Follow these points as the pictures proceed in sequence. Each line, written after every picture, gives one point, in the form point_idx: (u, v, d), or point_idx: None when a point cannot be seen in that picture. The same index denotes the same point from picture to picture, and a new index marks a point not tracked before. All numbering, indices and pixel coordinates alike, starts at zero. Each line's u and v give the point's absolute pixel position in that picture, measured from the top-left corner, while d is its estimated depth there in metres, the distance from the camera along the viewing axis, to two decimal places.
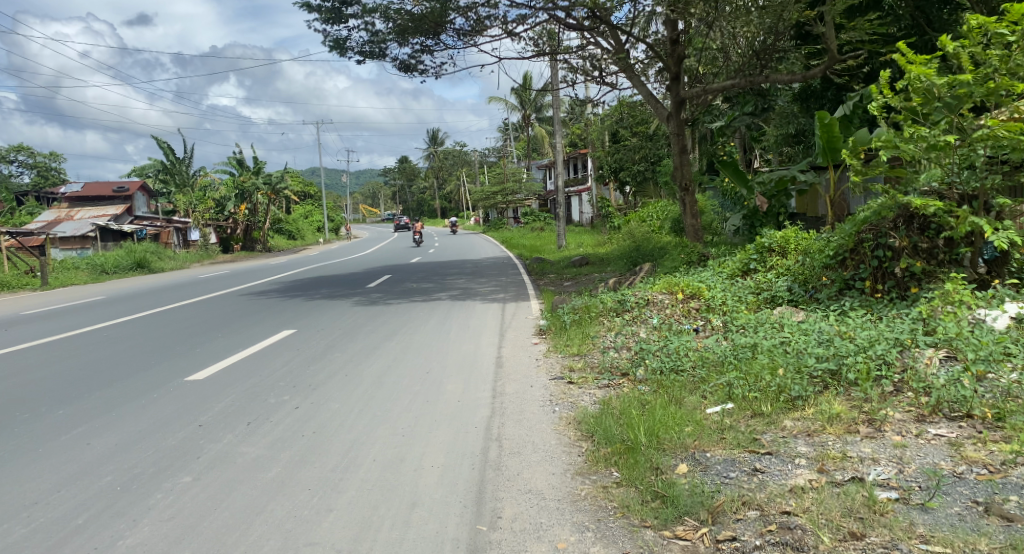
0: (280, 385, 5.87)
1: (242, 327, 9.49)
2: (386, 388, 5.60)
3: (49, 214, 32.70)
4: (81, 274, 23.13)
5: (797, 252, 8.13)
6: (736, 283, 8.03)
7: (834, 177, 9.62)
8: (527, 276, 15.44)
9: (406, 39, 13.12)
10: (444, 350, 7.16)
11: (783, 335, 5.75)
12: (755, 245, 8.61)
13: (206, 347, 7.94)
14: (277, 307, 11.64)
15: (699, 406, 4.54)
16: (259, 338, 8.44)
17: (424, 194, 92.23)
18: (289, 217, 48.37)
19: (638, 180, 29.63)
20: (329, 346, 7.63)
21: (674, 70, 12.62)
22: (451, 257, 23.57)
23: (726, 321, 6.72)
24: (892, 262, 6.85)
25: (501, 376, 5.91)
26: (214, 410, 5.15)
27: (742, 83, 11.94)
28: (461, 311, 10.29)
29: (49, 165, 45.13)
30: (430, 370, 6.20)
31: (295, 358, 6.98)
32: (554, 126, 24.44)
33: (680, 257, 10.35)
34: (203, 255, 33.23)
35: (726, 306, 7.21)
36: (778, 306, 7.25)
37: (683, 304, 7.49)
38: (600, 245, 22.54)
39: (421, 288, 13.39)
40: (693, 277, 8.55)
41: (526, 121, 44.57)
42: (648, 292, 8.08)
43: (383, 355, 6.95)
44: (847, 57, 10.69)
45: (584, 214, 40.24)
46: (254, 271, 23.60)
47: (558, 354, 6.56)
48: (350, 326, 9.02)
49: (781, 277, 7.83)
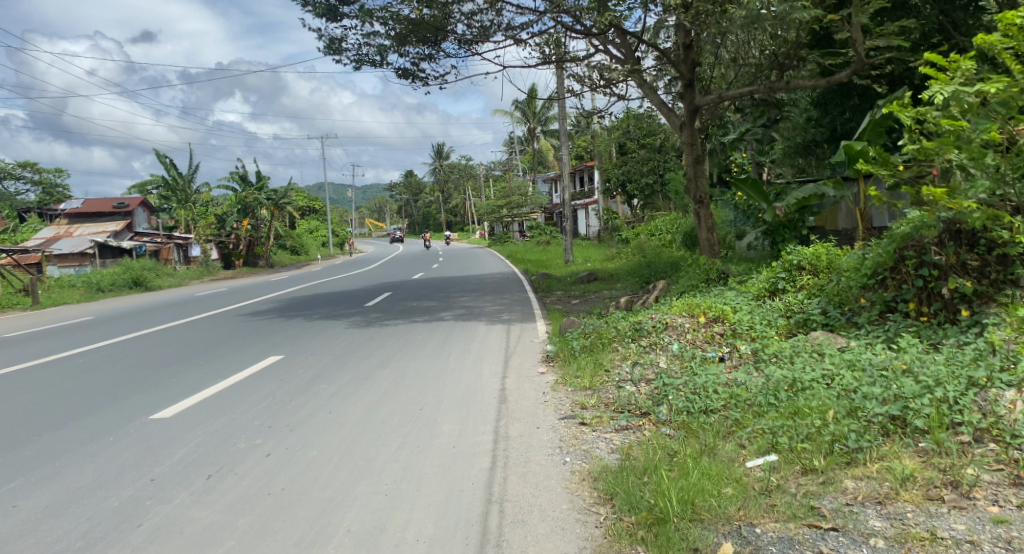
0: (254, 425, 5.20)
1: (228, 352, 8.84)
2: (372, 431, 4.92)
3: (49, 231, 32.35)
4: (76, 293, 22.62)
5: (828, 271, 7.44)
6: (763, 304, 7.35)
7: (863, 193, 8.88)
8: (534, 293, 14.78)
9: (405, 47, 12.60)
10: (442, 380, 6.48)
11: (826, 370, 5.05)
12: (782, 263, 7.92)
13: (183, 375, 7.29)
14: (270, 328, 11.01)
15: (737, 458, 3.84)
16: (244, 365, 7.80)
17: (430, 208, 91.98)
18: (293, 231, 47.98)
19: (646, 194, 29.13)
20: (317, 375, 6.96)
21: (688, 77, 12.00)
22: (455, 273, 22.97)
23: (757, 350, 6.04)
24: (938, 282, 6.13)
25: (504, 414, 5.21)
26: (174, 458, 4.50)
27: (761, 89, 11.25)
28: (463, 333, 9.60)
29: (55, 181, 45.05)
30: (425, 406, 5.52)
31: (277, 389, 6.33)
32: (560, 138, 23.24)
33: (697, 273, 9.65)
34: (204, 272, 32.76)
35: (754, 332, 6.55)
36: (811, 331, 6.55)
37: (706, 329, 6.85)
38: (608, 260, 21.87)
39: (423, 307, 12.74)
40: (715, 298, 7.86)
41: (532, 135, 44.21)
42: (666, 315, 7.40)
43: (374, 387, 6.28)
44: (872, 60, 9.91)
45: (591, 229, 39.67)
46: (255, 288, 23.06)
47: (567, 388, 5.86)
48: (343, 351, 8.36)
49: (814, 298, 7.13)
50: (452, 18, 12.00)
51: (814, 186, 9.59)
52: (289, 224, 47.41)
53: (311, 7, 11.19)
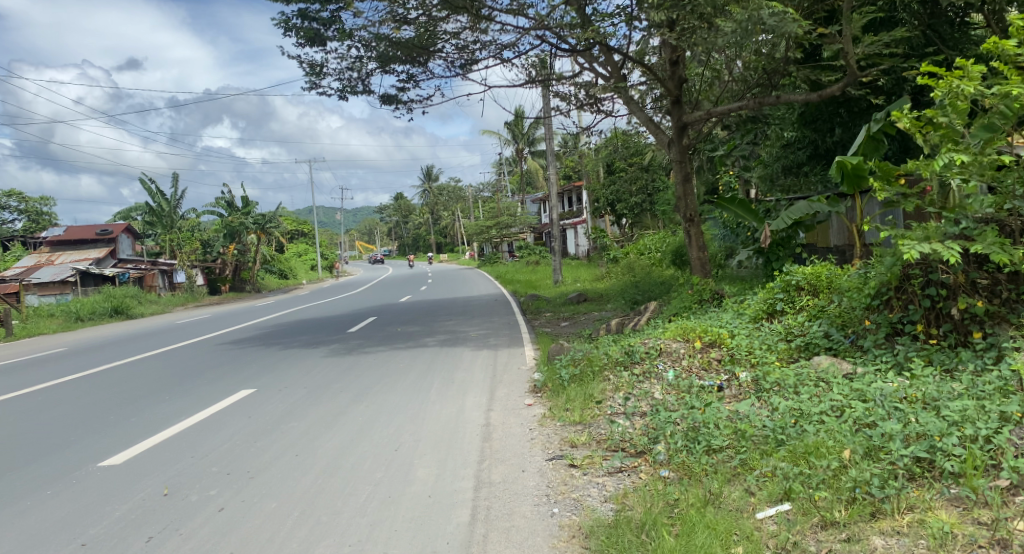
0: (211, 470, 4.74)
1: (198, 385, 8.34)
2: (340, 478, 4.46)
3: (29, 259, 31.66)
4: (53, 323, 21.99)
5: (828, 290, 7.04)
6: (762, 327, 6.94)
7: (859, 210, 8.49)
8: (522, 316, 14.35)
9: (389, 68, 12.27)
10: (422, 415, 6.01)
11: (835, 401, 4.65)
12: (780, 283, 7.52)
13: (145, 413, 6.80)
14: (246, 358, 10.49)
15: (745, 509, 3.44)
16: (212, 400, 7.30)
17: (420, 230, 91.71)
18: (280, 255, 47.41)
19: (635, 213, 28.96)
20: (288, 411, 6.47)
21: (675, 93, 11.72)
22: (443, 295, 22.54)
23: (759, 378, 5.62)
24: (947, 302, 5.74)
25: (486, 455, 4.75)
26: (113, 518, 4.04)
27: (750, 104, 10.96)
28: (447, 360, 9.15)
29: (40, 209, 44.49)
30: (400, 447, 5.05)
31: (242, 427, 5.84)
32: (548, 159, 23.02)
33: (689, 293, 9.24)
34: (188, 298, 32.16)
35: (753, 357, 6.15)
36: (814, 355, 6.13)
37: (702, 354, 6.45)
38: (598, 279, 21.50)
39: (407, 333, 12.28)
40: (710, 321, 7.45)
41: (520, 155, 44.09)
42: (659, 339, 6.98)
43: (348, 424, 5.81)
44: (866, 74, 9.61)
45: (581, 248, 39.49)
46: (238, 313, 22.51)
47: (554, 423, 5.41)
48: (320, 384, 7.86)
49: (815, 319, 6.72)
50: (437, 38, 11.70)
51: (807, 204, 9.11)
52: (276, 247, 46.84)
53: (293, 31, 10.85)
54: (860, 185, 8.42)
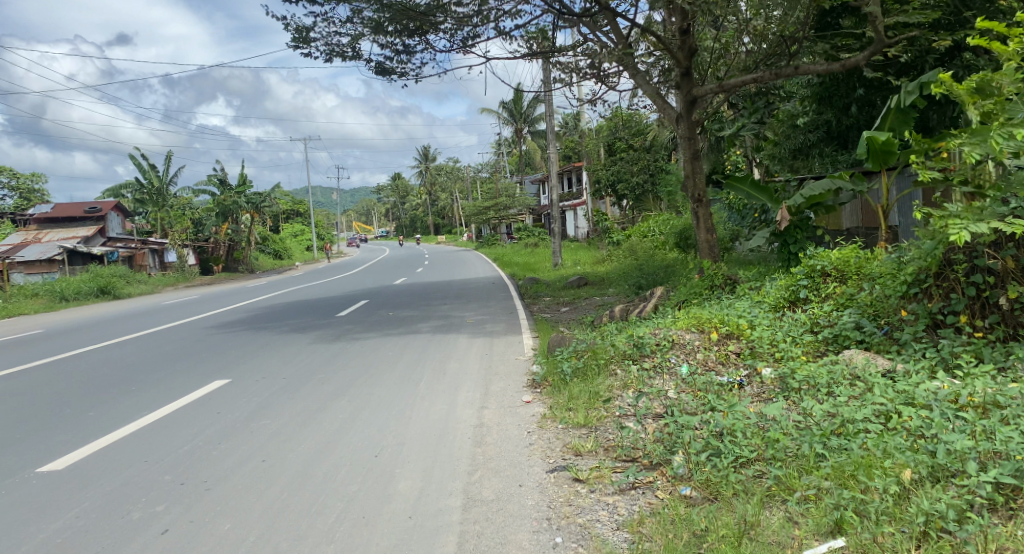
0: (164, 480, 4.14)
1: (170, 374, 7.72)
2: (309, 493, 3.88)
3: (16, 236, 30.90)
4: (37, 303, 21.31)
5: (857, 277, 6.39)
6: (784, 317, 6.29)
7: (886, 187, 7.91)
8: (520, 300, 13.75)
9: (380, 35, 11.50)
10: (407, 413, 5.44)
11: (878, 406, 4.08)
12: (803, 268, 6.83)
13: (106, 406, 6.19)
14: (227, 343, 9.87)
15: (789, 545, 2.86)
16: (183, 391, 6.71)
17: (417, 210, 90.64)
18: (275, 236, 46.73)
19: (636, 195, 28.32)
20: (261, 406, 5.88)
21: (685, 64, 11.03)
22: (438, 278, 21.93)
23: (785, 375, 5.05)
24: (994, 291, 5.11)
25: (479, 464, 4.17)
26: (38, 540, 3.44)
27: (766, 75, 10.24)
28: (440, 348, 8.54)
29: (32, 186, 43.65)
30: (381, 453, 4.48)
31: (207, 427, 5.26)
32: (547, 138, 22.18)
33: (700, 279, 8.62)
34: (179, 278, 31.48)
35: (777, 351, 5.59)
36: (844, 349, 5.51)
37: (719, 347, 5.88)
38: (598, 263, 20.81)
39: (400, 317, 11.66)
40: (725, 310, 6.80)
41: (519, 135, 43.40)
42: (670, 330, 6.35)
43: (326, 424, 5.24)
44: (893, 42, 8.83)
45: (581, 231, 38.95)
46: (228, 294, 21.90)
47: (556, 425, 4.81)
48: (301, 374, 7.28)
49: (843, 309, 6.06)
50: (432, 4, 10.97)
51: (828, 179, 8.34)
52: (269, 226, 45.94)
53: None
54: (886, 161, 7.79)
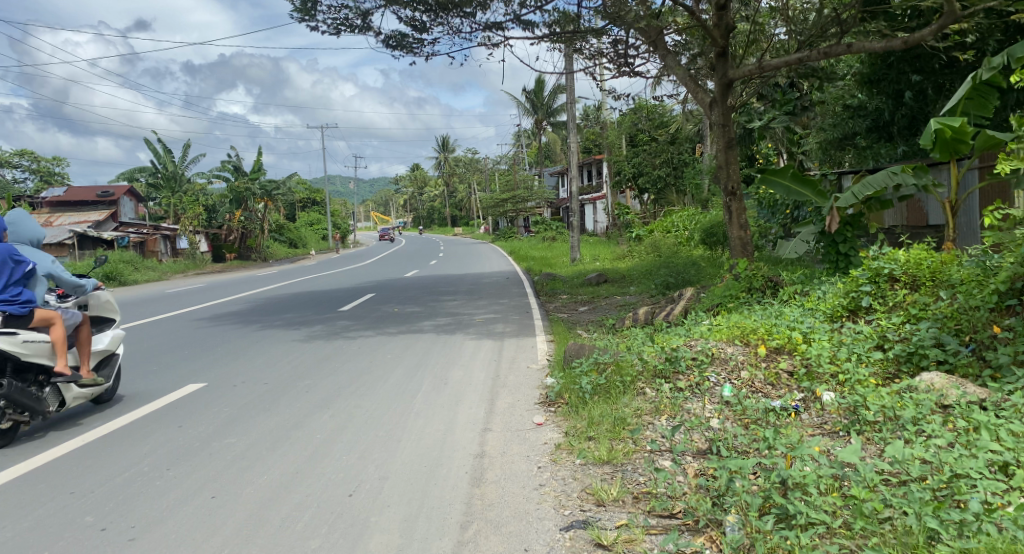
0: (81, 526, 3.35)
1: (144, 373, 6.97)
2: (253, 550, 3.06)
3: (29, 219, 30.54)
4: (41, 288, 20.81)
5: (932, 284, 5.35)
6: (843, 329, 5.28)
7: (955, 181, 6.91)
8: (535, 297, 12.89)
9: (394, 9, 10.51)
10: (395, 436, 4.61)
11: (994, 457, 3.12)
12: (865, 271, 5.79)
13: (55, 414, 5.43)
14: (216, 337, 9.07)
15: None
16: (150, 396, 5.94)
17: (434, 200, 89.77)
18: (290, 224, 46.28)
19: (658, 188, 27.40)
20: (228, 421, 5.10)
21: (721, 44, 10.06)
22: (452, 270, 21.12)
23: (855, 404, 4.11)
24: None
25: (472, 515, 3.33)
26: None
27: (813, 55, 9.17)
28: (444, 351, 7.65)
29: (53, 169, 43.49)
30: (356, 492, 3.68)
31: (158, 449, 4.50)
32: (570, 127, 21.22)
33: (736, 280, 7.65)
34: (191, 265, 31.06)
35: (840, 371, 4.64)
36: (922, 372, 4.51)
37: (768, 365, 4.94)
38: (619, 258, 19.85)
39: (405, 313, 10.80)
40: (771, 318, 5.83)
41: (540, 126, 42.61)
42: (709, 341, 5.41)
43: (297, 449, 4.45)
44: (966, 14, 7.70)
45: (600, 224, 38.13)
46: (236, 282, 21.25)
47: (572, 460, 3.94)
48: (284, 378, 6.49)
49: (917, 320, 5.02)
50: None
51: (886, 173, 7.23)
52: (284, 213, 45.27)
53: None
54: (956, 150, 6.78)
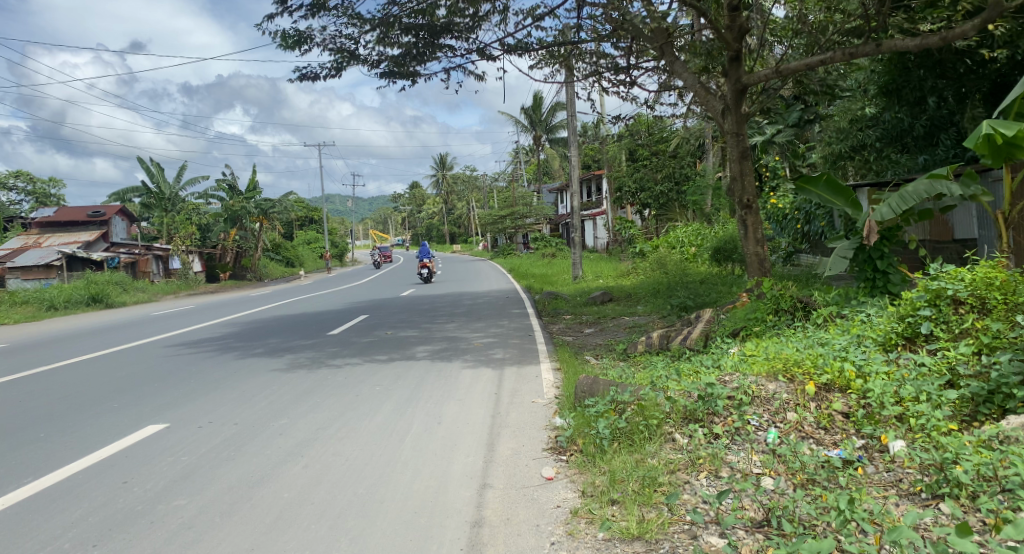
0: None
1: (102, 408, 6.21)
2: None
3: (17, 240, 29.81)
4: (24, 311, 19.99)
5: (1006, 307, 4.61)
6: (903, 360, 4.53)
7: (1008, 191, 6.19)
8: (538, 318, 12.14)
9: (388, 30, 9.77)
10: (377, 496, 3.84)
11: None
12: (920, 294, 5.05)
13: None
14: (191, 366, 8.29)
15: None
16: (99, 439, 5.17)
17: (433, 217, 89.22)
18: (286, 243, 45.60)
19: (660, 204, 26.80)
20: (185, 474, 4.35)
21: (734, 47, 9.38)
22: (450, 289, 20.35)
23: (940, 459, 3.34)
24: None
25: None
26: None
27: (839, 55, 8.39)
28: (439, 382, 6.87)
29: (48, 190, 42.84)
30: None
31: (93, 513, 3.77)
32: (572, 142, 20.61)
33: (764, 302, 6.90)
34: (183, 286, 30.28)
35: (910, 413, 3.88)
36: (1008, 416, 3.76)
37: (819, 405, 4.18)
38: (624, 275, 19.15)
39: (397, 338, 10.04)
40: (813, 347, 5.08)
41: (538, 142, 42.14)
42: (746, 376, 4.65)
43: (257, 514, 3.69)
44: (1010, 6, 7.00)
45: (601, 241, 37.45)
46: (227, 303, 20.45)
47: (593, 534, 3.17)
48: (258, 415, 5.74)
49: (992, 351, 4.27)
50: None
51: (927, 182, 6.51)
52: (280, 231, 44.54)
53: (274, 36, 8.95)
54: (1010, 156, 6.08)
